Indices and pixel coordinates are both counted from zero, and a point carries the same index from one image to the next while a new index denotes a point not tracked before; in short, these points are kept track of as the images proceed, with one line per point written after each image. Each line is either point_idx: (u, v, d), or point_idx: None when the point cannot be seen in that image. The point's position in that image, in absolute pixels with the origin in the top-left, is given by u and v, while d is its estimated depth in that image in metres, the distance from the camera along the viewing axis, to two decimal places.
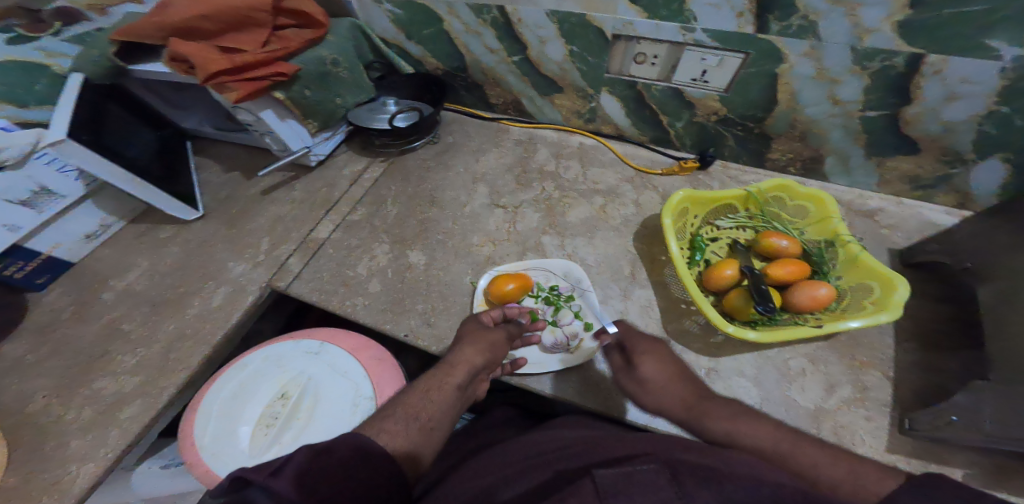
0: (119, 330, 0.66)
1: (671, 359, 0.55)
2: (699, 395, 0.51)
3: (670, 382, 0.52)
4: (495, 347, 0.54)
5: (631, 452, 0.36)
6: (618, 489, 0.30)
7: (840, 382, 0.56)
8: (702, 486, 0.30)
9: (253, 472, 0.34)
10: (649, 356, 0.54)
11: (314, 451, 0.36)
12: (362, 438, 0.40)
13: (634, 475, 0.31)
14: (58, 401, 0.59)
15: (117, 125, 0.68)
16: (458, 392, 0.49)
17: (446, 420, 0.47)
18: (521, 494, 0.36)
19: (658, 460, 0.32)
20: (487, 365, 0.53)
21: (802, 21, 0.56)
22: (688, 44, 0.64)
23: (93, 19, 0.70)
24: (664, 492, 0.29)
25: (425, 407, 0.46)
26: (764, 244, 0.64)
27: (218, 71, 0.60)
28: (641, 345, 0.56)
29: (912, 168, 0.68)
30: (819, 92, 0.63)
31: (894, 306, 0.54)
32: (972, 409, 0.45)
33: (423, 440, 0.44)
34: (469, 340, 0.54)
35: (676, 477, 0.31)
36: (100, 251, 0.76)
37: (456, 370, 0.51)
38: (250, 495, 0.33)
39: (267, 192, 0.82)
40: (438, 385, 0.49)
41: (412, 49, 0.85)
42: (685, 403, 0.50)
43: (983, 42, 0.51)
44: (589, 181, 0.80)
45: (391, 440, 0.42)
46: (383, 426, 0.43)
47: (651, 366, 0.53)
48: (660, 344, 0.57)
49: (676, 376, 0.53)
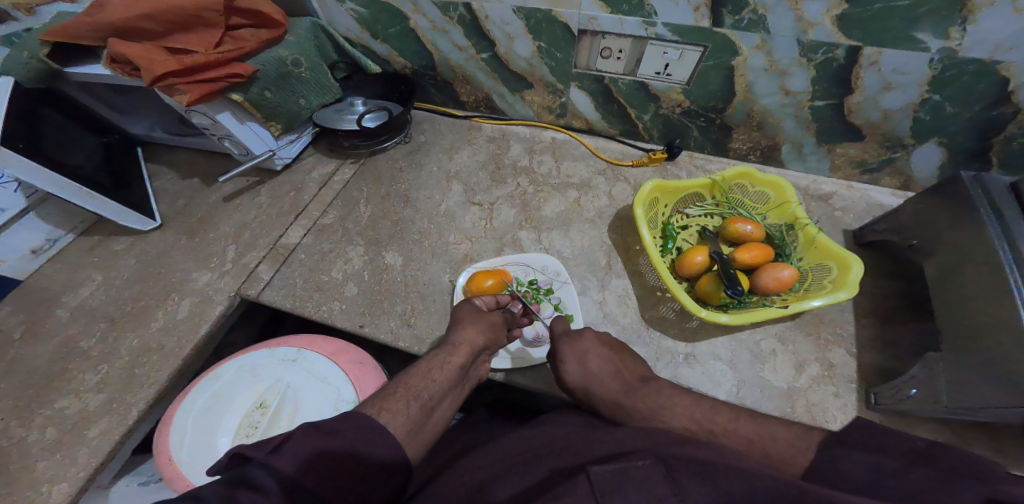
0: (77, 348, 0.64)
1: (598, 352, 0.53)
2: (625, 389, 0.50)
3: (589, 385, 0.51)
4: (496, 327, 0.56)
5: (623, 449, 0.37)
6: (615, 487, 0.31)
7: (808, 361, 0.59)
8: (697, 483, 0.31)
9: (254, 449, 0.36)
10: (569, 359, 0.53)
11: (315, 429, 0.37)
12: (362, 418, 0.40)
13: (630, 473, 0.32)
14: (19, 423, 0.57)
15: (55, 132, 0.65)
16: (461, 372, 0.49)
17: (447, 399, 0.47)
18: (516, 493, 0.37)
19: (652, 456, 0.34)
20: (487, 345, 0.54)
21: (752, 15, 0.58)
22: (650, 38, 0.65)
23: (21, 18, 0.66)
24: (659, 490, 0.31)
25: (427, 386, 0.46)
26: (730, 231, 0.67)
27: (163, 73, 0.58)
28: (561, 349, 0.54)
29: (859, 153, 0.71)
30: (771, 83, 0.65)
31: (851, 283, 0.57)
32: (928, 383, 0.49)
33: (423, 420, 0.44)
34: (470, 320, 0.54)
35: (670, 473, 0.32)
36: (49, 267, 0.72)
37: (459, 350, 0.51)
38: (250, 470, 0.35)
39: (231, 198, 0.80)
40: (439, 364, 0.49)
41: (378, 48, 0.84)
42: (610, 402, 0.50)
43: (911, 35, 0.54)
44: (563, 175, 0.81)
45: (391, 421, 0.42)
46: (383, 404, 0.43)
47: (571, 366, 0.52)
48: (585, 337, 0.55)
49: (597, 376, 0.51)
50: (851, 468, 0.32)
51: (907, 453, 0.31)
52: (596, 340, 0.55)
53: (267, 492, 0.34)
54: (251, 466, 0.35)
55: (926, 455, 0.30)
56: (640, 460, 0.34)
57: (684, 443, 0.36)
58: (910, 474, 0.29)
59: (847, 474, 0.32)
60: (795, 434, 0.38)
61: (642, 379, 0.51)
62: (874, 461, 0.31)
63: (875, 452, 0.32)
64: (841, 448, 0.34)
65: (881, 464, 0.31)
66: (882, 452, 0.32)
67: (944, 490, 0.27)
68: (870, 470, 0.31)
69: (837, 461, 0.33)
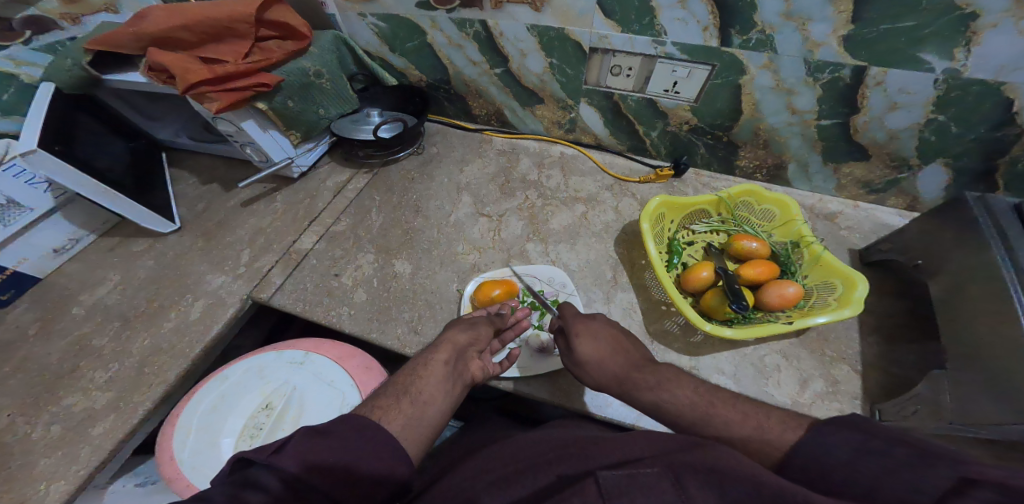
0: (90, 346, 0.66)
1: (608, 332, 0.53)
2: (631, 365, 0.49)
3: (601, 361, 0.50)
4: (477, 325, 0.57)
5: (629, 457, 0.37)
6: (620, 491, 0.32)
7: (812, 377, 0.58)
8: (704, 490, 0.31)
9: (256, 452, 0.36)
10: (583, 335, 0.53)
11: (314, 432, 0.38)
12: (361, 419, 0.41)
13: (638, 479, 0.32)
14: (26, 419, 0.59)
15: (87, 136, 0.69)
16: (447, 367, 0.50)
17: (441, 395, 0.48)
18: (523, 497, 0.37)
19: (661, 463, 0.34)
20: (472, 342, 0.55)
21: (760, 35, 0.60)
22: (660, 57, 0.67)
23: (66, 27, 0.71)
24: (667, 495, 0.31)
25: (415, 383, 0.47)
26: (736, 247, 0.67)
27: (198, 80, 0.62)
28: (576, 326, 0.54)
29: (864, 173, 0.72)
30: (777, 102, 0.67)
31: (856, 301, 0.57)
32: (932, 399, 0.48)
33: (417, 414, 0.45)
34: (454, 325, 0.57)
35: (678, 480, 0.32)
36: (68, 266, 0.75)
37: (441, 348, 0.52)
38: (253, 473, 0.35)
39: (248, 203, 0.83)
40: (424, 364, 0.50)
41: (396, 61, 0.87)
42: (608, 389, 0.49)
43: (917, 55, 0.55)
44: (570, 189, 0.83)
45: (385, 418, 0.43)
46: (376, 403, 0.45)
47: (588, 346, 0.52)
48: (596, 320, 0.55)
49: (600, 358, 0.51)
50: (829, 449, 0.33)
51: (893, 437, 0.31)
52: (607, 325, 0.55)
53: (272, 492, 0.34)
54: (256, 469, 0.35)
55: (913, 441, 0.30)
56: (647, 467, 0.34)
57: (689, 445, 0.35)
58: (893, 454, 0.30)
59: (829, 450, 0.33)
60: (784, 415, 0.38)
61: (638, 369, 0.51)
62: (848, 443, 0.32)
63: (862, 432, 0.32)
64: (828, 426, 0.34)
65: (866, 443, 0.31)
66: (867, 434, 0.32)
67: (920, 473, 0.28)
68: (853, 449, 0.32)
69: (819, 445, 0.33)
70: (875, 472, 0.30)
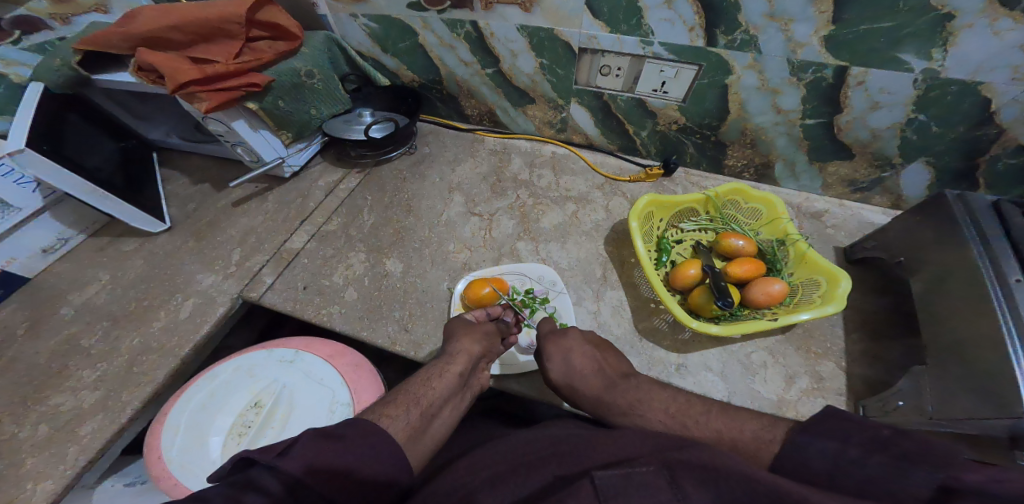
0: (78, 346, 0.66)
1: (582, 350, 0.53)
2: (605, 385, 0.50)
3: (573, 382, 0.51)
4: (489, 336, 0.58)
5: (625, 456, 0.37)
6: (618, 491, 0.32)
7: (798, 373, 0.59)
8: (700, 488, 0.31)
9: (259, 453, 0.36)
10: (555, 358, 0.53)
11: (320, 436, 0.38)
12: (365, 422, 0.42)
13: (634, 478, 0.33)
14: (13, 419, 0.59)
15: (76, 136, 0.68)
16: (462, 380, 0.51)
17: (447, 408, 0.49)
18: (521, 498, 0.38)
19: (657, 461, 0.34)
20: (484, 353, 0.55)
21: (744, 35, 0.60)
22: (648, 57, 0.68)
23: (56, 27, 0.71)
24: (663, 494, 0.32)
25: (426, 393, 0.48)
26: (723, 245, 0.67)
27: (188, 81, 0.62)
28: (548, 348, 0.54)
29: (849, 172, 0.73)
30: (763, 101, 0.68)
31: (839, 297, 0.58)
32: (914, 394, 0.49)
33: (424, 425, 0.45)
34: (464, 332, 0.57)
35: (674, 478, 0.33)
36: (57, 266, 0.75)
37: (456, 359, 0.53)
38: (256, 474, 0.35)
39: (239, 203, 0.83)
40: (439, 372, 0.51)
41: (388, 62, 0.88)
42: (593, 397, 0.50)
43: (896, 55, 0.56)
44: (562, 188, 0.83)
45: (392, 425, 0.43)
46: (384, 411, 0.45)
47: (557, 364, 0.53)
48: (571, 336, 0.55)
49: (581, 372, 0.51)
50: (813, 457, 0.34)
51: (870, 438, 0.32)
52: (581, 338, 0.55)
53: (273, 493, 0.34)
54: (258, 471, 0.35)
55: (888, 444, 0.31)
56: (643, 465, 0.34)
57: (680, 444, 0.36)
58: (871, 463, 0.31)
59: (808, 461, 0.34)
60: (763, 426, 0.39)
61: (624, 375, 0.52)
62: (834, 449, 0.33)
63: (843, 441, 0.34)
64: (805, 434, 0.35)
65: (842, 451, 0.33)
66: (845, 439, 0.33)
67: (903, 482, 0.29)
68: (836, 458, 0.33)
69: (801, 449, 0.35)
70: (857, 478, 0.32)
